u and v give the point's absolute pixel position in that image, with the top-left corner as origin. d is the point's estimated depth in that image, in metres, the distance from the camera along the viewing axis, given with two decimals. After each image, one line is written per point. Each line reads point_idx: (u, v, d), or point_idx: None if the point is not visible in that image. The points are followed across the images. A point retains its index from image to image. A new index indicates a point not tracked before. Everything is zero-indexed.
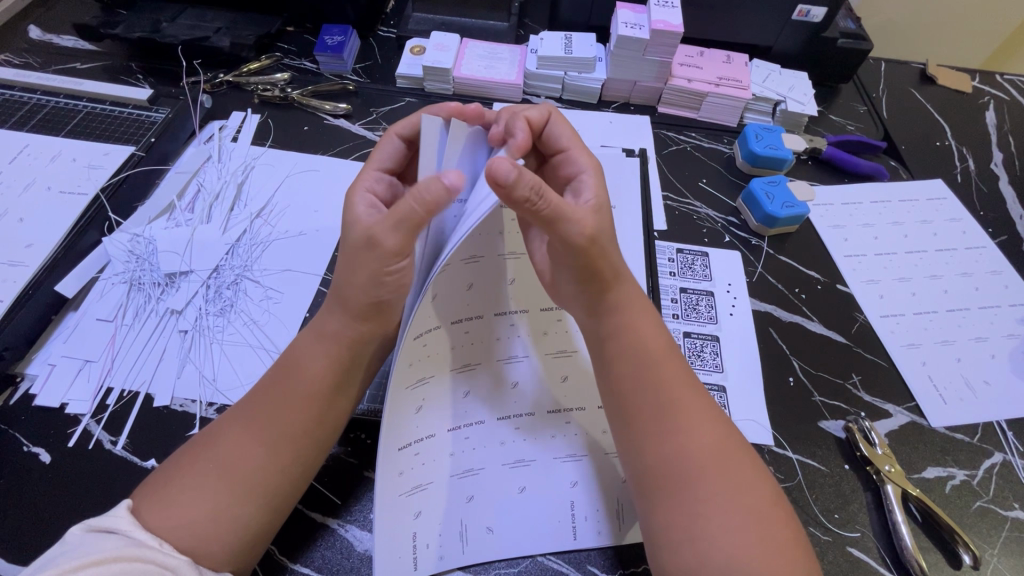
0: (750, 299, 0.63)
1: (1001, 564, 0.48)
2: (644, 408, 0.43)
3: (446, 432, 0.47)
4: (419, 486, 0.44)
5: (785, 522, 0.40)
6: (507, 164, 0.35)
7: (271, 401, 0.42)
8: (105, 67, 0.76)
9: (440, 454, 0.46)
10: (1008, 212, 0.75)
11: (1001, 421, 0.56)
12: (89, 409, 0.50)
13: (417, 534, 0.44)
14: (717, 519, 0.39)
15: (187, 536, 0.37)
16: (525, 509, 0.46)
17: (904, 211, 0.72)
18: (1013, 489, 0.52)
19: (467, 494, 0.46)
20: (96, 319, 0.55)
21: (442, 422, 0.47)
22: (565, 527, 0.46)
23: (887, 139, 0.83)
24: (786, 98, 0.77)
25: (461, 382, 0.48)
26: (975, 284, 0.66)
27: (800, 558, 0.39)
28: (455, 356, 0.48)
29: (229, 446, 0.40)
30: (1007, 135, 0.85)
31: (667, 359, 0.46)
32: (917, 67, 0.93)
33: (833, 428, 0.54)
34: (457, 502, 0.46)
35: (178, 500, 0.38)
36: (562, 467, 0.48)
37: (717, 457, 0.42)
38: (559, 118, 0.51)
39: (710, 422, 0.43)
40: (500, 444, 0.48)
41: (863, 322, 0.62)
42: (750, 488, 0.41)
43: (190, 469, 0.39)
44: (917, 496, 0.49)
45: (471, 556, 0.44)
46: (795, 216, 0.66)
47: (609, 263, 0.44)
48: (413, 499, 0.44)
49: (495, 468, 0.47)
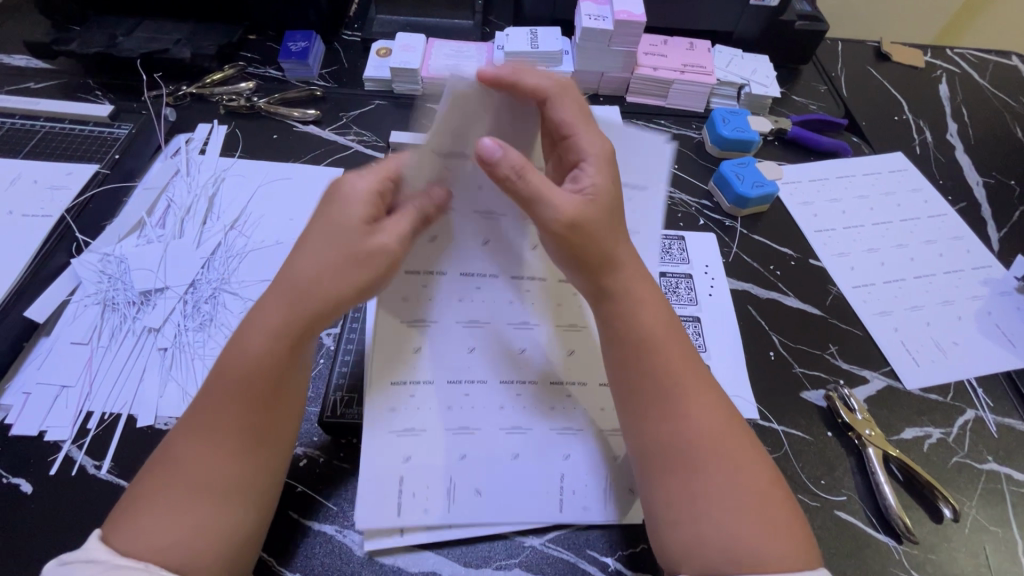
0: (728, 279, 0.64)
1: (979, 515, 0.50)
2: (644, 392, 0.44)
3: (444, 384, 0.48)
4: (411, 430, 0.47)
5: (784, 502, 0.41)
6: (491, 143, 0.41)
7: (219, 391, 0.39)
8: (61, 85, 0.74)
9: (436, 406, 0.47)
10: (965, 180, 0.78)
11: (971, 379, 0.58)
12: (70, 434, 0.48)
13: (404, 479, 0.45)
14: (717, 501, 0.40)
15: (181, 548, 0.36)
16: (514, 476, 0.47)
17: (869, 183, 0.75)
18: (986, 443, 0.54)
19: (460, 453, 0.47)
20: (70, 343, 0.53)
21: (437, 368, 0.48)
22: (552, 499, 0.46)
23: (848, 116, 0.86)
24: (749, 81, 0.79)
25: (460, 340, 0.49)
26: (939, 250, 0.69)
27: (799, 538, 0.40)
28: (457, 312, 0.49)
29: (196, 456, 0.38)
30: (960, 106, 0.89)
31: (667, 343, 0.46)
32: (872, 45, 0.97)
33: (814, 398, 0.56)
34: (449, 460, 0.46)
35: (157, 524, 0.36)
36: (559, 439, 0.48)
37: (719, 437, 0.42)
38: (572, 91, 0.47)
39: (711, 405, 0.44)
40: (498, 409, 0.48)
41: (837, 294, 0.64)
42: (751, 470, 0.42)
43: (162, 490, 0.37)
44: (896, 456, 0.51)
45: (456, 513, 0.45)
46: (765, 195, 0.68)
47: (600, 250, 0.45)
48: (402, 441, 0.46)
49: (492, 430, 0.48)
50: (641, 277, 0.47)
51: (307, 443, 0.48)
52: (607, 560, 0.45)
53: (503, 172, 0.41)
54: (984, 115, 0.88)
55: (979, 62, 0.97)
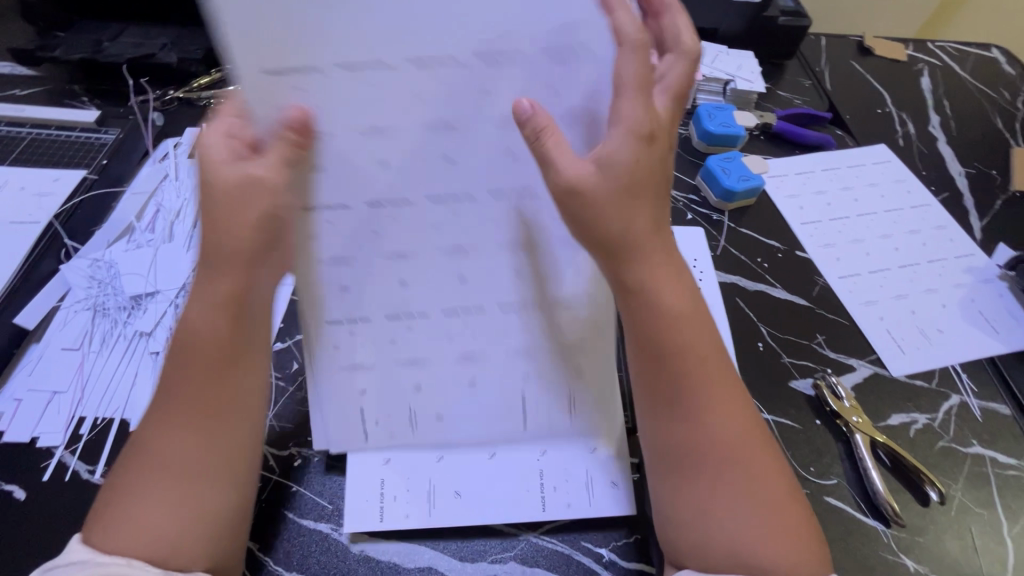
0: (716, 272, 0.65)
1: (965, 498, 0.51)
2: (669, 388, 0.42)
3: (382, 317, 0.43)
4: (356, 366, 0.44)
5: (796, 506, 0.41)
6: (526, 103, 0.37)
7: (188, 384, 0.38)
8: (47, 92, 0.74)
9: (378, 340, 0.43)
10: (948, 171, 0.80)
11: (956, 365, 0.59)
12: (63, 440, 0.48)
13: (362, 411, 0.45)
14: (731, 505, 0.40)
15: (163, 542, 0.35)
16: (494, 473, 0.47)
17: (854, 175, 0.76)
18: (971, 427, 0.55)
19: (414, 383, 0.45)
20: (61, 349, 0.53)
21: (377, 304, 0.42)
22: (533, 497, 0.46)
23: (832, 109, 0.87)
24: (734, 77, 0.80)
25: (390, 271, 0.42)
26: (923, 240, 0.70)
27: (808, 543, 0.40)
28: (382, 243, 0.41)
29: (168, 449, 0.37)
30: (942, 99, 0.90)
31: (699, 340, 0.42)
32: (855, 39, 0.98)
33: (802, 387, 0.57)
34: (403, 390, 0.45)
35: (138, 521, 0.35)
36: (513, 361, 0.45)
37: (742, 445, 0.41)
38: (678, 65, 0.41)
39: (734, 405, 0.42)
40: (459, 358, 0.45)
41: (824, 284, 0.65)
42: (767, 474, 0.41)
43: (137, 486, 0.36)
44: (883, 442, 0.52)
45: (437, 519, 0.45)
46: (751, 188, 0.69)
47: (626, 234, 0.40)
48: (352, 377, 0.44)
49: (450, 376, 0.45)
50: (673, 260, 0.42)
51: (301, 444, 0.49)
52: (602, 550, 0.45)
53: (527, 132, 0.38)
54: (965, 107, 0.90)
55: (960, 56, 0.99)
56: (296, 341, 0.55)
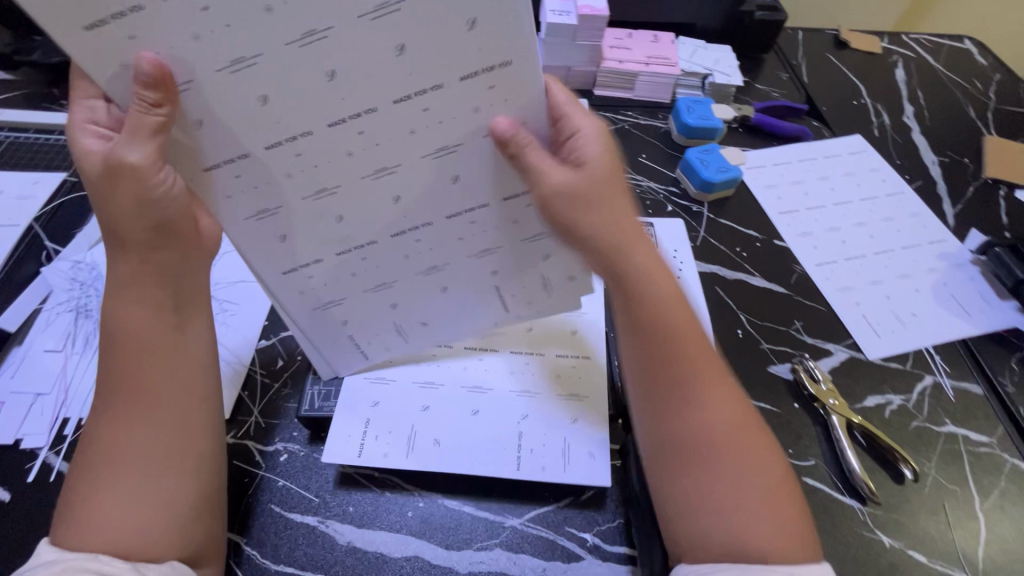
0: (696, 262, 0.66)
1: (939, 475, 0.52)
2: (663, 380, 0.43)
3: (337, 255, 0.41)
4: (331, 303, 0.44)
5: (793, 503, 0.40)
6: (505, 123, 0.36)
7: (141, 379, 0.39)
8: (26, 96, 0.73)
9: (340, 274, 0.42)
10: (921, 159, 0.81)
11: (929, 347, 0.61)
12: (47, 441, 0.48)
13: (352, 334, 0.47)
14: (726, 501, 0.40)
15: (124, 531, 0.35)
16: (474, 428, 0.48)
17: (830, 165, 0.78)
18: (944, 407, 0.57)
19: (390, 302, 0.46)
20: (44, 351, 0.53)
21: (325, 245, 0.40)
22: (510, 457, 0.47)
23: (809, 101, 0.88)
24: (712, 71, 0.81)
25: (321, 208, 0.38)
26: (897, 226, 0.72)
27: (802, 539, 0.39)
28: (295, 185, 0.36)
29: (123, 438, 0.37)
30: (916, 90, 0.92)
31: (691, 336, 0.43)
32: (831, 33, 1.00)
33: (781, 371, 0.58)
34: (381, 311, 0.46)
35: (100, 513, 0.35)
36: (477, 261, 0.44)
37: (735, 440, 0.41)
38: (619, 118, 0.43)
39: (728, 401, 0.43)
40: (439, 290, 0.46)
41: (801, 272, 0.66)
42: (762, 470, 0.41)
43: (97, 479, 0.37)
44: (859, 423, 0.53)
45: (415, 461, 0.47)
46: (730, 179, 0.70)
47: (612, 225, 0.41)
48: (330, 311, 0.45)
49: (428, 300, 0.47)
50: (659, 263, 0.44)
51: (287, 439, 0.49)
52: (585, 535, 0.46)
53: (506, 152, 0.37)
54: (938, 97, 0.92)
55: (933, 47, 1.01)
56: (281, 337, 0.56)
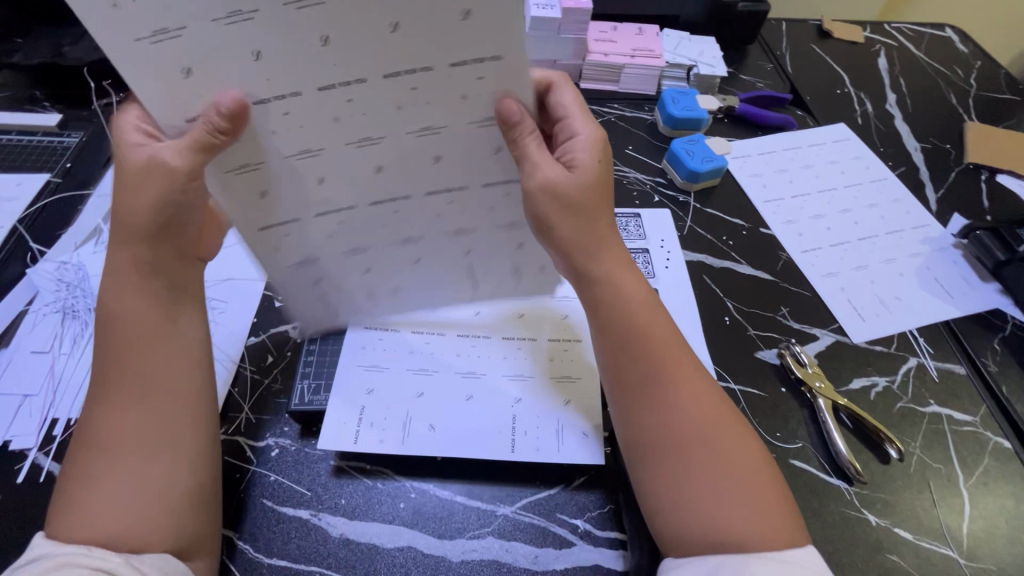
0: (683, 251, 0.66)
1: (924, 454, 0.53)
2: (632, 375, 0.44)
3: (313, 219, 0.43)
4: (306, 261, 0.46)
5: (771, 486, 0.40)
6: (515, 105, 0.38)
7: (140, 369, 0.40)
8: (8, 98, 0.73)
9: (316, 235, 0.44)
10: (904, 146, 0.82)
11: (913, 330, 0.62)
12: (36, 442, 0.48)
13: (321, 292, 0.49)
14: (702, 490, 0.40)
15: (120, 521, 0.35)
16: (469, 414, 0.49)
17: (815, 154, 0.78)
18: (928, 388, 0.58)
19: (364, 267, 0.49)
20: (31, 353, 0.53)
21: (300, 204, 0.41)
22: (504, 439, 0.48)
23: (793, 91, 0.89)
24: (697, 63, 0.82)
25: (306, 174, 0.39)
26: (881, 212, 0.72)
27: (783, 520, 0.39)
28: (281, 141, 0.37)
29: (118, 430, 0.38)
30: (898, 78, 0.93)
31: (657, 330, 0.45)
32: (814, 23, 1.01)
33: (768, 357, 0.59)
34: (354, 274, 0.49)
35: (95, 504, 0.36)
36: (451, 240, 0.49)
37: (707, 427, 0.42)
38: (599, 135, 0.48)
39: (699, 390, 0.43)
40: (410, 260, 0.49)
41: (787, 258, 0.67)
42: (735, 455, 0.41)
43: (92, 471, 0.37)
44: (845, 405, 0.54)
45: (411, 447, 0.47)
46: (715, 168, 0.71)
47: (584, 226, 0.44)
48: (304, 270, 0.47)
49: (401, 269, 0.50)
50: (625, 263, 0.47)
51: (278, 434, 0.49)
52: (576, 521, 0.46)
53: (513, 124, 0.39)
54: (920, 85, 0.93)
55: (915, 36, 1.02)
56: (270, 334, 0.56)
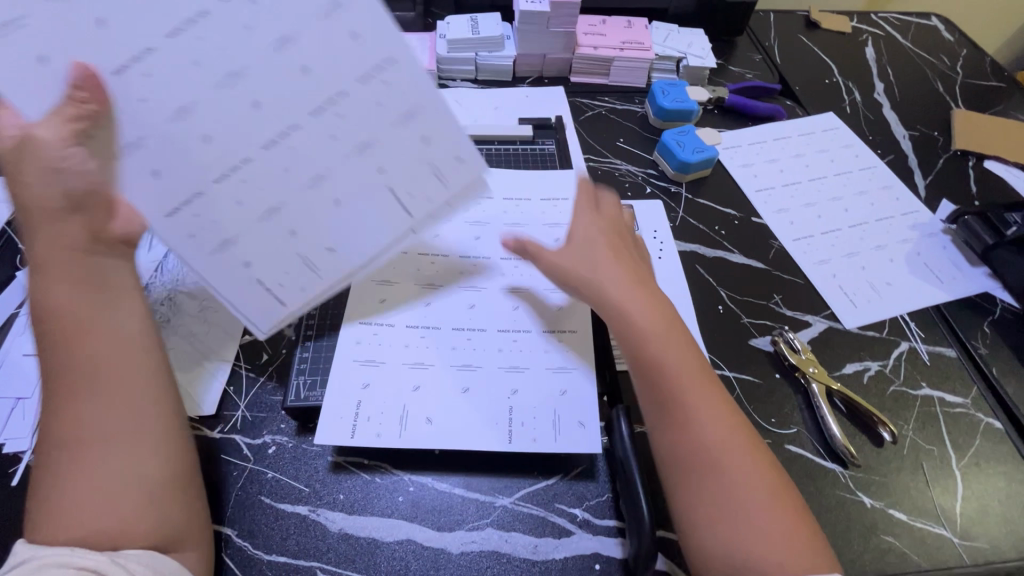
0: (675, 242, 0.67)
1: (917, 436, 0.54)
2: (656, 402, 0.44)
3: (213, 183, 0.40)
4: (226, 240, 0.41)
5: (791, 509, 0.41)
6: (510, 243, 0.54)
7: (100, 366, 0.39)
8: None
9: (226, 203, 0.41)
10: (893, 134, 0.83)
11: (904, 315, 0.62)
12: (30, 444, 0.48)
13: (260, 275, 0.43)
14: (725, 516, 0.40)
15: (107, 523, 0.35)
16: (466, 406, 0.49)
17: (805, 143, 0.79)
18: (920, 371, 0.58)
19: (287, 228, 0.42)
20: (23, 355, 0.52)
21: (199, 173, 0.40)
22: (501, 431, 0.48)
23: (783, 81, 0.90)
24: (687, 54, 0.82)
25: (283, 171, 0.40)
26: (871, 200, 0.73)
27: (804, 545, 0.40)
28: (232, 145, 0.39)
29: (87, 432, 0.37)
30: (886, 67, 0.94)
31: (678, 355, 0.45)
32: (802, 14, 1.01)
33: (762, 344, 0.59)
34: (279, 240, 0.43)
35: (75, 510, 0.35)
36: (359, 159, 0.42)
37: (729, 452, 0.42)
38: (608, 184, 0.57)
39: (720, 415, 0.44)
40: (332, 203, 0.43)
41: (779, 247, 0.67)
42: (757, 481, 0.41)
43: (66, 477, 0.36)
44: (838, 390, 0.54)
45: (408, 441, 0.47)
46: (705, 159, 0.71)
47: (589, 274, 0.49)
48: (228, 250, 0.42)
49: (321, 211, 0.43)
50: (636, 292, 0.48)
51: (275, 431, 0.49)
52: (575, 511, 0.47)
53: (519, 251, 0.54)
54: (908, 74, 0.93)
55: (902, 25, 1.03)
56: None
